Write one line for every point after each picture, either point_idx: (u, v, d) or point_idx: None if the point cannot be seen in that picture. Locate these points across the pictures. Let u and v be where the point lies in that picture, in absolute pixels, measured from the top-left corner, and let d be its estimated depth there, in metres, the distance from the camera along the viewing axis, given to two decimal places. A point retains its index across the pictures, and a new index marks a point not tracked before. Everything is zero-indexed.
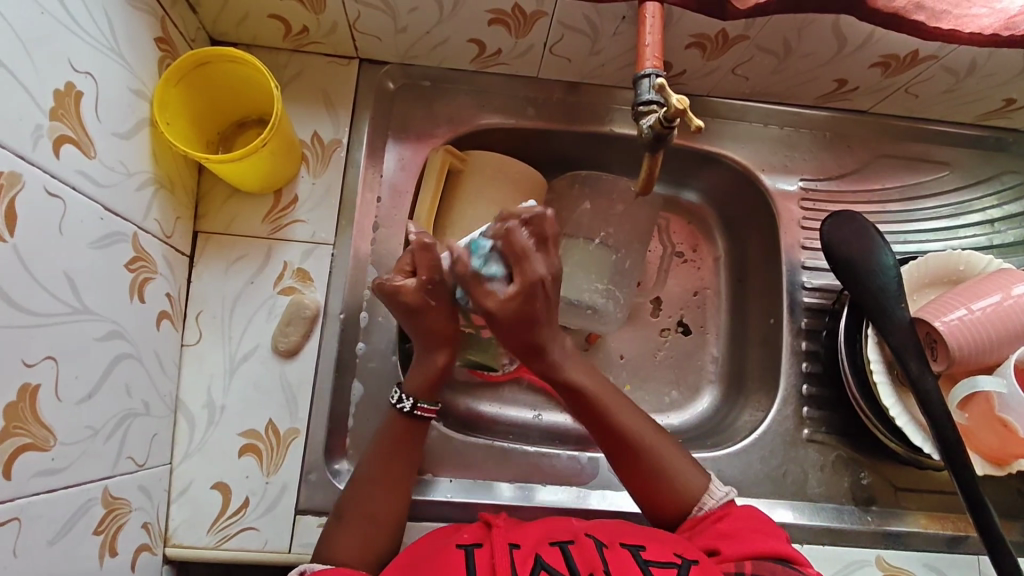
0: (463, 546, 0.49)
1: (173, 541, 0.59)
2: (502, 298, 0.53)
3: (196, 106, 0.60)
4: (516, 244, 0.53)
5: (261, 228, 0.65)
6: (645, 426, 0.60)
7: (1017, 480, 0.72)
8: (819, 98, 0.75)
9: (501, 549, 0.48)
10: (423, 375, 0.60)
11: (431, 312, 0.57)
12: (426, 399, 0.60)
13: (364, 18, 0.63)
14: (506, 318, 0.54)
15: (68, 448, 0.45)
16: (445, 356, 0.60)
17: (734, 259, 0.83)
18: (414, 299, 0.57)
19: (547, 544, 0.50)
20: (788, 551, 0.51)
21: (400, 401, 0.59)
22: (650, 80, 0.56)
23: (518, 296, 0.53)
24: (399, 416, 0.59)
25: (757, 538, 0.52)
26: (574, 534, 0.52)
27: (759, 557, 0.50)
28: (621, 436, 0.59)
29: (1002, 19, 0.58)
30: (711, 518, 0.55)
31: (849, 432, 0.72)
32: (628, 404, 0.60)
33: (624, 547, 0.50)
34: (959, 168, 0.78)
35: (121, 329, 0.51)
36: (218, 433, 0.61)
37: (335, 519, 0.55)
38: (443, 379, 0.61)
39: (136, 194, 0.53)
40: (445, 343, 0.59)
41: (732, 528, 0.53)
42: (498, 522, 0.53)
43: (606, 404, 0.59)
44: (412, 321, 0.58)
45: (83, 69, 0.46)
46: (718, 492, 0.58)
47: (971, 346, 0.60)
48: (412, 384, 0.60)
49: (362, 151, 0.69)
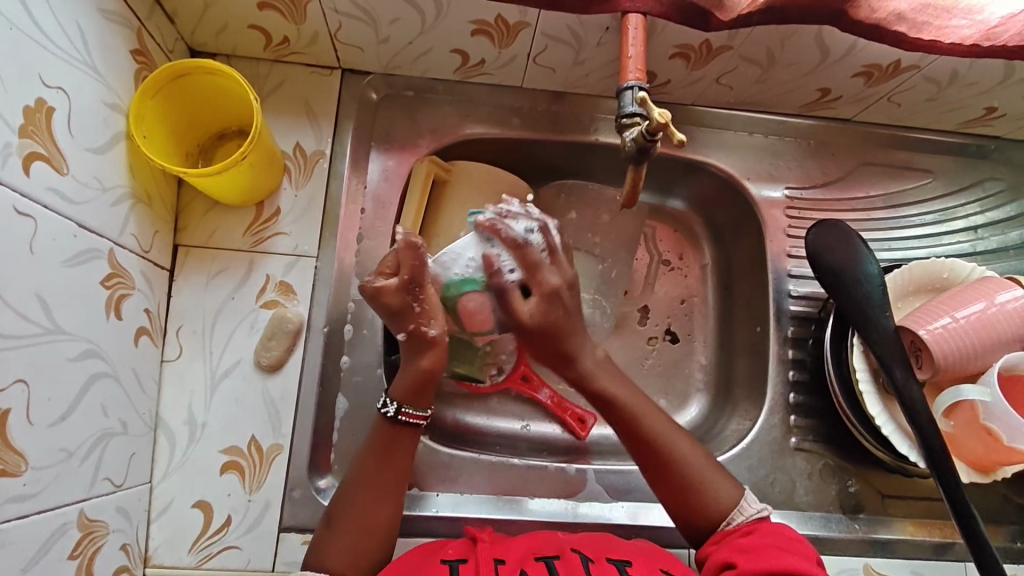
0: (447, 562, 0.49)
1: (153, 561, 0.58)
2: (533, 313, 0.60)
3: (176, 118, 0.59)
4: (529, 258, 0.59)
5: (241, 241, 0.64)
6: (680, 436, 0.60)
7: (1003, 486, 0.73)
8: (803, 107, 0.75)
9: (486, 566, 0.48)
10: (408, 377, 0.58)
11: (416, 315, 0.57)
12: (414, 405, 0.58)
13: (346, 29, 0.63)
14: (535, 331, 0.61)
15: (41, 472, 0.44)
16: (429, 358, 0.58)
17: (721, 267, 0.83)
18: (399, 300, 0.56)
19: (532, 559, 0.49)
20: (810, 570, 0.50)
21: (385, 406, 0.58)
22: (633, 92, 0.55)
23: (543, 303, 0.61)
24: (383, 422, 0.58)
25: (778, 556, 0.51)
26: (559, 549, 0.51)
27: (777, 572, 0.50)
28: (656, 443, 0.59)
29: (982, 30, 0.58)
30: (740, 531, 0.55)
31: (836, 440, 0.72)
32: (661, 415, 0.61)
33: (609, 562, 0.50)
34: (942, 176, 0.79)
35: (97, 348, 0.50)
36: (199, 450, 0.60)
37: (324, 531, 0.54)
38: (431, 383, 0.59)
39: (112, 211, 0.52)
40: (431, 343, 0.58)
41: (754, 543, 0.53)
42: (483, 536, 0.52)
43: (641, 414, 0.60)
44: (396, 320, 0.57)
45: (54, 85, 0.46)
46: (748, 508, 0.57)
47: (955, 355, 0.60)
48: (398, 389, 0.58)
49: (346, 162, 0.68)
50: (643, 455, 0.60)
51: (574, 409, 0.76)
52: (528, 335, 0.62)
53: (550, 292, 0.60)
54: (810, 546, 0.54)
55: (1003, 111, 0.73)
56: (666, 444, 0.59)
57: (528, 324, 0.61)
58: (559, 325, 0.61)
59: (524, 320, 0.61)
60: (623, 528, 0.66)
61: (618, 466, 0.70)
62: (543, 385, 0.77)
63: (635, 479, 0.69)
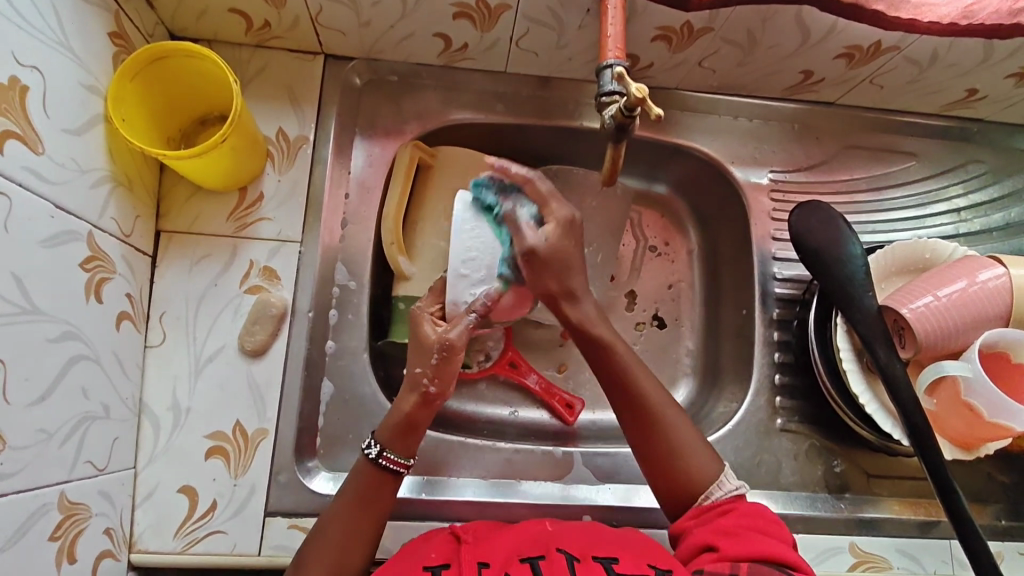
0: (430, 569, 0.49)
1: (137, 546, 0.57)
2: (549, 236, 0.56)
3: (156, 102, 0.59)
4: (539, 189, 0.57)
5: (225, 226, 0.64)
6: (665, 399, 0.59)
7: (987, 464, 0.73)
8: (786, 90, 0.75)
9: (470, 571, 0.48)
10: (391, 421, 0.55)
11: (427, 367, 0.54)
12: (397, 450, 0.55)
13: (327, 12, 0.63)
14: (548, 258, 0.56)
15: (19, 452, 0.44)
16: (412, 404, 0.55)
17: (707, 251, 0.83)
18: (429, 340, 0.54)
19: (517, 562, 0.49)
20: (787, 554, 0.50)
21: (368, 446, 0.55)
22: (612, 70, 0.55)
23: (560, 229, 0.57)
24: (365, 463, 0.54)
25: (759, 540, 0.51)
26: (546, 548, 0.51)
27: (756, 559, 0.49)
28: (641, 400, 0.58)
29: (959, 9, 0.59)
30: (719, 511, 0.54)
31: (821, 420, 0.72)
32: (648, 370, 0.60)
33: (596, 561, 0.50)
34: (925, 159, 0.79)
35: (77, 330, 0.50)
36: (183, 435, 0.60)
37: (310, 536, 0.53)
38: (416, 428, 0.55)
39: (91, 192, 0.52)
40: (424, 401, 0.55)
41: (733, 525, 0.52)
42: (467, 537, 0.53)
43: (630, 368, 0.59)
44: (418, 351, 0.55)
45: (28, 63, 0.45)
46: (728, 484, 0.56)
47: (935, 332, 0.61)
48: (384, 430, 0.55)
49: (330, 148, 0.68)
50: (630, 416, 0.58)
51: (561, 396, 0.76)
52: (538, 262, 0.56)
53: (563, 220, 0.57)
54: (784, 529, 0.53)
55: (984, 93, 0.73)
56: (653, 406, 0.58)
57: (540, 250, 0.56)
58: (570, 257, 0.57)
59: (536, 245, 0.56)
60: (609, 510, 0.66)
61: (606, 449, 0.71)
62: (530, 371, 0.77)
63: (622, 461, 0.70)
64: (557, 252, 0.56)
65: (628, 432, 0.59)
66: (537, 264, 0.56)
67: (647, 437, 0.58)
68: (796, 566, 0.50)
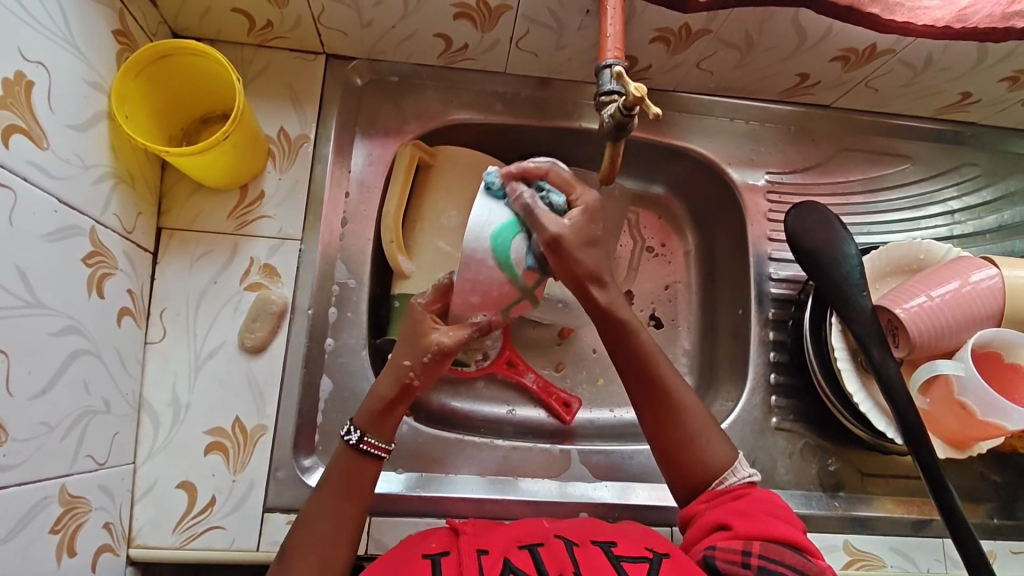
0: (430, 556, 0.49)
1: (136, 542, 0.57)
2: (573, 224, 0.53)
3: (158, 100, 0.60)
4: (560, 177, 0.54)
5: (226, 224, 0.65)
6: (686, 394, 0.59)
7: (981, 464, 0.74)
8: (782, 93, 0.76)
9: (470, 556, 0.48)
10: (369, 406, 0.56)
11: (417, 362, 0.54)
12: (377, 436, 0.55)
13: (329, 12, 0.63)
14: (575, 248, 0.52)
15: (22, 444, 0.44)
16: (392, 391, 0.55)
17: (703, 252, 0.84)
18: (427, 341, 0.54)
19: (515, 548, 0.50)
20: (800, 539, 0.51)
21: (347, 433, 0.55)
22: (611, 70, 0.56)
23: (584, 214, 0.53)
24: (344, 449, 0.55)
25: (773, 523, 0.51)
26: (544, 536, 0.52)
27: (770, 540, 0.50)
28: (665, 396, 0.58)
29: (952, 12, 0.59)
30: (732, 494, 0.55)
31: (816, 419, 0.73)
32: (670, 363, 0.59)
33: (594, 545, 0.51)
34: (920, 162, 0.80)
35: (79, 324, 0.51)
36: (183, 431, 0.60)
37: (297, 524, 0.53)
38: (395, 411, 0.56)
39: (94, 187, 0.52)
40: (405, 391, 0.55)
41: (747, 507, 0.53)
42: (465, 528, 0.53)
43: (655, 360, 0.58)
44: (411, 345, 0.55)
45: (34, 59, 0.46)
46: (741, 471, 0.57)
47: (930, 331, 0.61)
48: (361, 416, 0.56)
49: (330, 147, 0.69)
50: (650, 411, 0.59)
51: (558, 394, 0.76)
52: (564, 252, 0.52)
53: (592, 207, 0.54)
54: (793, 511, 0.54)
55: (977, 97, 0.74)
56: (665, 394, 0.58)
57: (566, 238, 0.52)
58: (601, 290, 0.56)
59: (562, 233, 0.51)
60: (606, 507, 0.66)
61: (603, 447, 0.71)
62: (527, 369, 0.77)
63: (619, 459, 0.70)
64: (583, 238, 0.53)
65: (642, 414, 0.59)
66: (563, 252, 0.52)
67: (660, 418, 0.58)
68: (806, 550, 0.51)
